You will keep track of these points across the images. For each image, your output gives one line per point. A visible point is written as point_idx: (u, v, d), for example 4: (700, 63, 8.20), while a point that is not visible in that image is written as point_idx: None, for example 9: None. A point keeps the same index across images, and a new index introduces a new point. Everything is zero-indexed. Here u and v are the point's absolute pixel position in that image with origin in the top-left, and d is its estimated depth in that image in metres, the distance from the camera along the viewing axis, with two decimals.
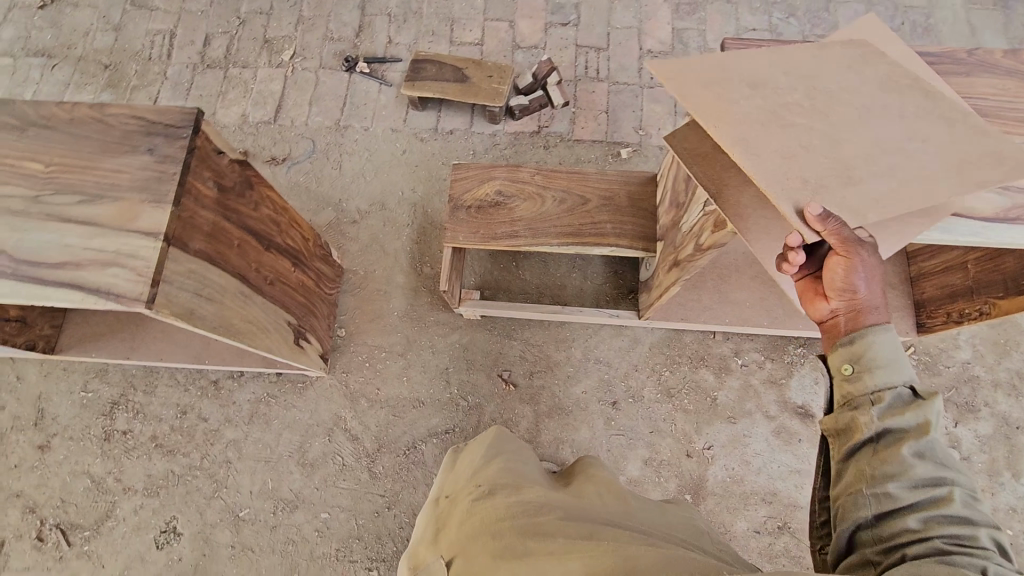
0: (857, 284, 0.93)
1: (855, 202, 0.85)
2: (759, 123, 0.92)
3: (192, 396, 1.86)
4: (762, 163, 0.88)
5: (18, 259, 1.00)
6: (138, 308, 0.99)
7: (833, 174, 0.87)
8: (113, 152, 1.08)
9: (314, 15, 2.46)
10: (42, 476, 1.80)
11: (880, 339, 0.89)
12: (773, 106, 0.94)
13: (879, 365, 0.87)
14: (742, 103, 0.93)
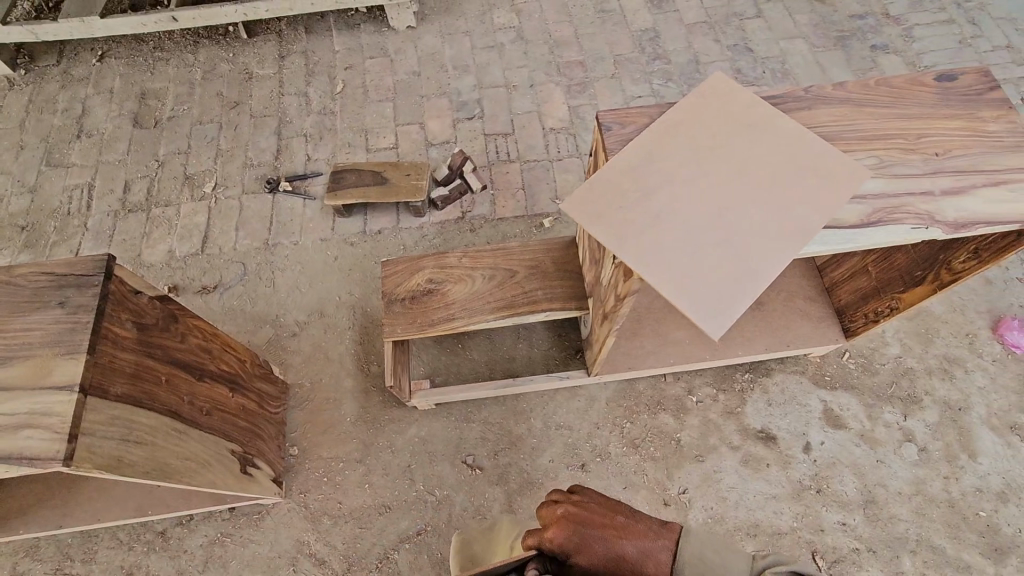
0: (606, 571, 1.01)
1: (657, 261, 1.10)
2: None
3: (138, 554, 1.74)
4: None
5: None
6: (56, 467, 0.97)
7: None
8: (21, 312, 1.07)
9: (233, 147, 2.56)
10: None
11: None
12: None
13: None
14: None
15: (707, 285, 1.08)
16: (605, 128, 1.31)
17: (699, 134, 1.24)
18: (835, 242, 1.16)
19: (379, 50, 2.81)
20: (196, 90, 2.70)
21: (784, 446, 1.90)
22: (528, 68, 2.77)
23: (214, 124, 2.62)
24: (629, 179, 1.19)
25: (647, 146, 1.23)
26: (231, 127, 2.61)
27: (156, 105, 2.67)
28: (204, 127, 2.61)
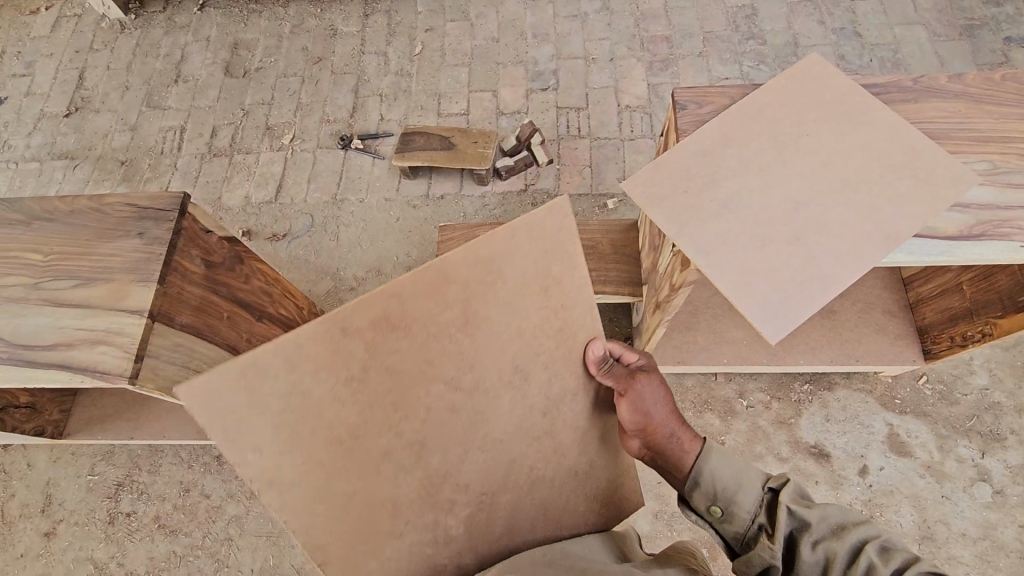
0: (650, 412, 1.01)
1: (720, 257, 1.03)
2: (377, 515, 0.84)
3: (195, 473, 1.89)
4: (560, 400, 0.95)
5: (17, 344, 1.09)
6: (122, 384, 1.05)
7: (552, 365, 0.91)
8: (106, 238, 1.16)
9: (312, 102, 2.64)
10: (48, 564, 1.81)
11: (715, 462, 1.01)
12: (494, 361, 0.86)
13: (734, 490, 0.98)
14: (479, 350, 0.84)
15: (771, 285, 1.00)
16: (679, 107, 1.23)
17: (783, 122, 1.14)
18: (926, 254, 1.05)
19: (460, 14, 2.78)
20: (284, 43, 2.79)
21: (837, 465, 1.78)
22: (610, 41, 2.66)
23: (297, 78, 2.70)
24: (700, 163, 1.12)
25: (724, 128, 1.15)
26: (312, 82, 2.68)
27: (247, 56, 2.78)
28: (288, 79, 2.70)
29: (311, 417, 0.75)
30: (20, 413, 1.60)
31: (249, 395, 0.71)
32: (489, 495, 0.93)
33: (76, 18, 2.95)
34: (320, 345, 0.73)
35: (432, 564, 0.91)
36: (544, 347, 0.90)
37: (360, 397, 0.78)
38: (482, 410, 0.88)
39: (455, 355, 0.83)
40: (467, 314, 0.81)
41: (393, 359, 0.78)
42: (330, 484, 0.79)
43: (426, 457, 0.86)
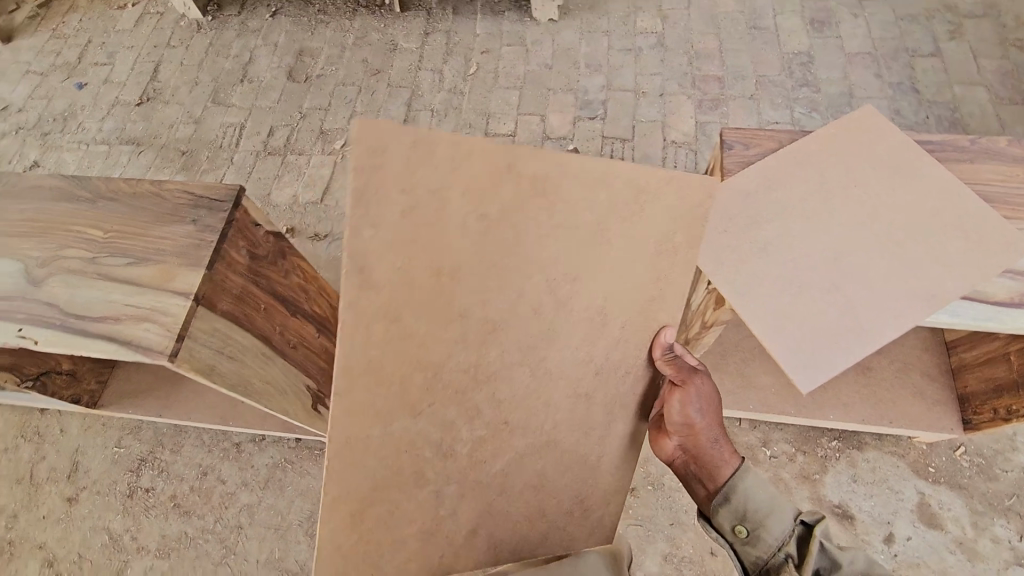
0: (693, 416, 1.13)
1: (752, 302, 1.02)
2: (410, 355, 0.96)
3: (214, 457, 1.93)
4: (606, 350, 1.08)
5: (69, 312, 1.15)
6: (162, 361, 1.10)
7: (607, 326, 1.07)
8: (162, 221, 1.22)
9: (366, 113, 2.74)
10: (67, 528, 1.87)
11: (751, 483, 1.10)
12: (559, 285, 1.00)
13: (766, 515, 1.07)
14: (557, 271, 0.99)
15: (805, 333, 0.99)
16: (726, 146, 1.20)
17: (830, 172, 1.13)
18: (969, 317, 1.02)
19: (517, 39, 2.86)
20: (345, 54, 2.92)
21: (861, 529, 1.71)
22: (661, 77, 2.69)
23: (354, 87, 2.81)
24: (739, 205, 1.11)
25: (767, 172, 1.15)
26: (369, 92, 2.79)
27: (310, 63, 2.91)
28: (346, 88, 2.81)
29: (420, 240, 0.88)
30: (60, 378, 1.68)
31: (404, 165, 0.83)
32: (505, 401, 1.06)
33: (158, 16, 3.16)
34: (479, 171, 0.88)
35: (437, 454, 1.05)
36: (625, 296, 1.05)
37: (468, 243, 0.92)
38: (542, 321, 1.03)
39: (547, 257, 0.98)
40: (564, 242, 0.97)
41: (499, 239, 0.94)
42: (394, 300, 0.90)
43: (474, 328, 0.99)
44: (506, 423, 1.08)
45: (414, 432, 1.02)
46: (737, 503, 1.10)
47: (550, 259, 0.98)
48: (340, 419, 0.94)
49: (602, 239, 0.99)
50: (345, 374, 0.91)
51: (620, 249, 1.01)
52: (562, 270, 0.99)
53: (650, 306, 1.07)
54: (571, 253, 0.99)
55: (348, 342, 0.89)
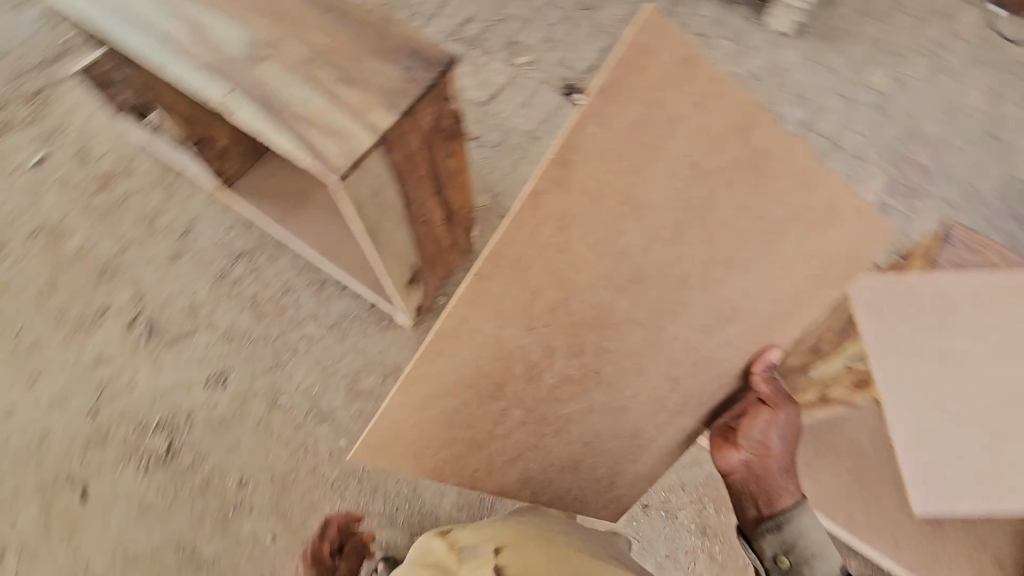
0: (772, 440, 1.24)
1: (896, 416, 1.08)
2: (556, 272, 0.96)
3: (300, 282, 2.00)
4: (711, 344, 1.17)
5: (272, 98, 1.19)
6: (329, 178, 1.11)
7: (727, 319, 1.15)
8: (377, 55, 1.23)
9: (569, 35, 2.61)
10: (162, 278, 2.03)
11: (808, 521, 1.19)
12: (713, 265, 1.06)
13: (815, 553, 1.17)
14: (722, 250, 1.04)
15: (929, 464, 1.07)
16: (950, 240, 1.33)
17: (1003, 317, 1.13)
18: None
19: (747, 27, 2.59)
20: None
21: None
22: (868, 141, 2.31)
23: (564, 8, 2.68)
24: (900, 316, 1.13)
25: (940, 294, 1.14)
26: (572, 22, 2.64)
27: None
28: (555, 7, 2.69)
29: (643, 156, 0.89)
30: (205, 153, 1.83)
31: (661, 79, 0.83)
32: (607, 350, 1.11)
33: None
34: (720, 121, 0.89)
35: (528, 374, 1.08)
36: (764, 300, 1.14)
37: (671, 188, 0.93)
38: (680, 292, 1.08)
39: (721, 234, 1.02)
40: (744, 223, 1.02)
41: (700, 191, 0.95)
42: (575, 212, 0.90)
43: (623, 271, 1.01)
44: (591, 377, 1.14)
45: (518, 344, 1.03)
46: (790, 534, 1.19)
47: (724, 235, 1.02)
48: (464, 304, 0.93)
49: (775, 240, 1.05)
50: (497, 259, 0.91)
51: (784, 253, 1.07)
52: (726, 251, 1.05)
53: (773, 323, 1.19)
54: (743, 238, 1.04)
55: (520, 229, 0.89)
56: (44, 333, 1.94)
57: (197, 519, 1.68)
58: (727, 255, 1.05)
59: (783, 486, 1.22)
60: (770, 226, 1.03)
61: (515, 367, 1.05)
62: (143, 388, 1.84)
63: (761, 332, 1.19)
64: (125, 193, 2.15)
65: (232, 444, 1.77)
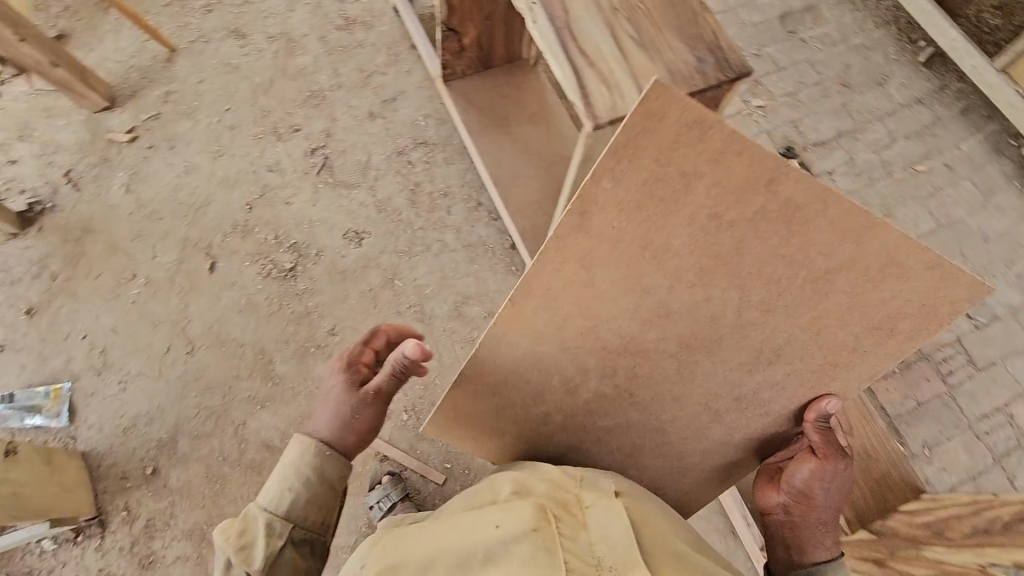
0: (818, 489, 1.06)
1: None
2: (583, 298, 0.91)
3: (461, 194, 2.06)
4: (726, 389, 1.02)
5: (570, 26, 1.16)
6: (586, 123, 1.08)
7: (768, 365, 0.98)
8: (679, 35, 1.17)
9: (825, 95, 2.38)
10: (353, 127, 2.13)
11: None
12: (750, 314, 0.92)
13: None
14: (758, 302, 0.90)
15: None
16: None
17: None
18: None
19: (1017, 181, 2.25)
20: (864, 35, 2.51)
21: None
22: None
23: (834, 68, 2.44)
24: None
25: None
26: (834, 85, 2.40)
27: (832, 13, 2.56)
28: (825, 62, 2.45)
29: (663, 203, 0.81)
30: (449, 41, 1.92)
31: (670, 143, 0.75)
32: (640, 376, 1.02)
33: None
34: (741, 175, 0.77)
35: (562, 384, 1.03)
36: (807, 355, 0.96)
37: (691, 235, 0.84)
38: (710, 333, 0.95)
39: (763, 282, 0.88)
40: (805, 267, 0.85)
41: (738, 236, 0.83)
42: (599, 253, 0.86)
43: (651, 305, 0.92)
44: (629, 402, 1.06)
45: (551, 362, 1.00)
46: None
47: (766, 286, 0.88)
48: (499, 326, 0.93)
49: (826, 285, 0.87)
50: (526, 287, 0.89)
51: (835, 301, 0.89)
52: (767, 300, 0.90)
53: (828, 372, 0.98)
54: (791, 287, 0.88)
55: (542, 267, 0.86)
56: (242, 119, 2.08)
57: (284, 339, 1.81)
58: (777, 307, 0.91)
59: (821, 535, 1.07)
60: (814, 276, 0.86)
61: (551, 378, 1.02)
62: (296, 209, 1.98)
63: (812, 381, 0.99)
64: (360, 41, 2.27)
65: (341, 295, 1.89)
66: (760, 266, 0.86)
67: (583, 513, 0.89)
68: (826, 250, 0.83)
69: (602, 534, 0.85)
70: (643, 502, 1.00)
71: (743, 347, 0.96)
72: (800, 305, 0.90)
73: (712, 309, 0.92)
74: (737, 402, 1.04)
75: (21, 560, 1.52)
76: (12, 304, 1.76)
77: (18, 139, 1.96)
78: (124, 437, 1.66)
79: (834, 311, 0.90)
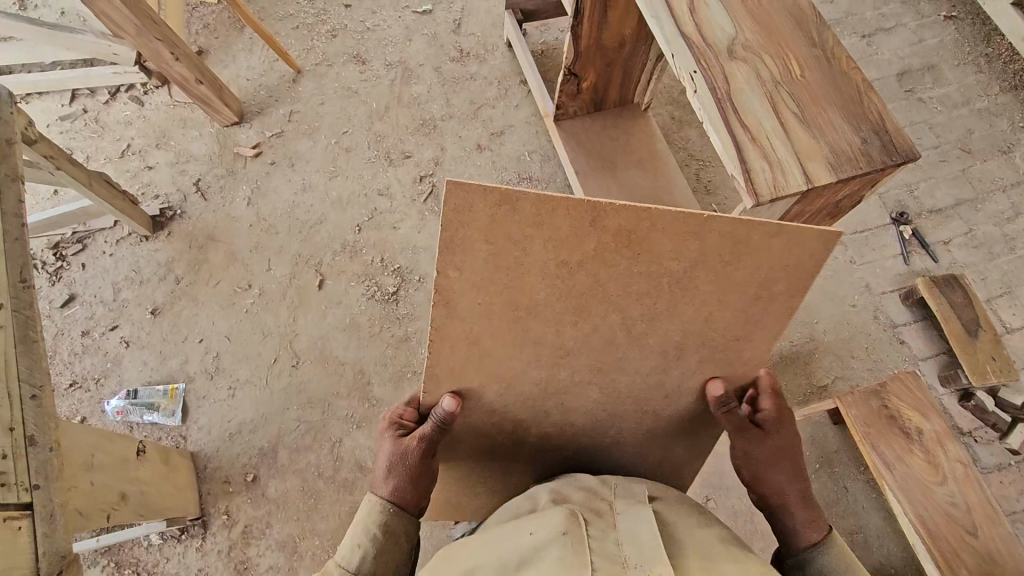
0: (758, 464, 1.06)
1: None
2: (486, 367, 0.96)
3: None
4: (647, 396, 1.04)
5: (731, 97, 1.15)
6: (746, 199, 1.07)
7: (680, 364, 0.98)
8: (842, 113, 1.16)
9: (944, 159, 2.28)
10: (460, 157, 2.18)
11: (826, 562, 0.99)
12: (635, 331, 0.92)
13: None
14: (635, 317, 0.90)
15: None
16: None
17: None
18: None
19: None
20: (988, 98, 2.40)
21: None
22: None
23: (956, 132, 2.34)
24: None
25: None
26: (952, 152, 2.30)
27: (955, 73, 2.46)
28: (945, 126, 2.35)
29: (511, 270, 0.83)
30: (567, 84, 1.95)
31: (487, 220, 0.78)
32: (571, 406, 1.06)
33: None
34: (563, 225, 0.78)
35: (510, 427, 1.10)
36: (708, 342, 0.94)
37: (547, 286, 0.85)
38: (613, 356, 0.96)
39: (642, 296, 0.87)
40: (670, 276, 0.84)
41: (597, 269, 0.83)
42: (475, 328, 0.90)
43: (546, 350, 0.94)
44: (566, 424, 1.10)
45: (490, 421, 1.08)
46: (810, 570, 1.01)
47: (635, 305, 0.88)
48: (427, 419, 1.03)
49: (687, 286, 0.86)
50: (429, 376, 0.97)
51: (703, 292, 0.86)
52: (641, 314, 0.89)
53: (740, 351, 0.95)
54: (661, 297, 0.87)
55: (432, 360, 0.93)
56: (357, 142, 2.17)
57: (383, 361, 1.86)
58: (658, 320, 0.90)
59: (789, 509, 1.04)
60: (666, 282, 0.85)
61: (497, 432, 1.11)
62: (402, 234, 2.04)
63: (728, 359, 0.97)
64: (473, 73, 2.33)
65: None
66: (623, 290, 0.86)
67: (613, 518, 0.89)
68: (667, 255, 0.82)
69: (629, 535, 0.84)
70: (683, 503, 0.98)
71: (649, 357, 0.96)
72: (675, 309, 0.89)
73: (600, 335, 0.93)
74: (663, 404, 1.06)
75: (129, 551, 1.61)
76: (140, 303, 1.88)
77: (155, 147, 2.09)
78: (229, 442, 1.74)
79: (712, 303, 0.88)
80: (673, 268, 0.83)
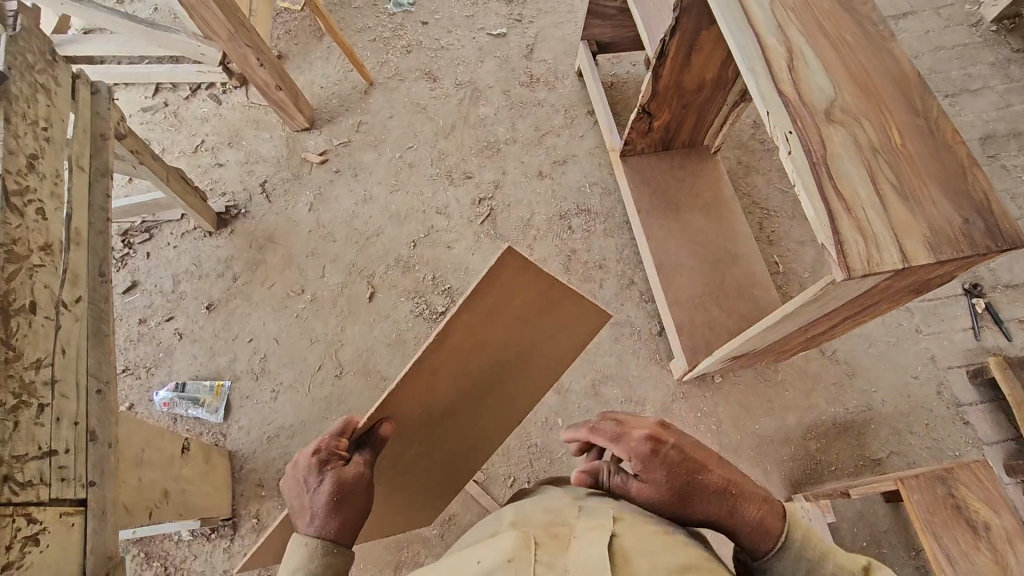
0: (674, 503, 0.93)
1: None
2: (423, 396, 1.04)
3: (616, 270, 2.04)
4: (474, 430, 1.27)
5: (826, 163, 1.11)
6: (837, 272, 1.02)
7: (503, 407, 1.25)
8: (945, 190, 1.10)
9: None
10: (521, 183, 2.17)
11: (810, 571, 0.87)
12: (500, 379, 1.16)
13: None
14: (508, 368, 1.15)
15: None
16: None
17: None
18: None
19: None
20: None
21: None
22: None
23: None
24: None
25: None
26: None
27: None
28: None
29: (478, 318, 0.97)
30: (640, 122, 1.91)
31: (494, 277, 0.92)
32: (435, 438, 1.19)
33: None
34: (530, 286, 0.97)
35: (392, 457, 1.14)
36: (522, 388, 1.25)
37: (493, 334, 1.03)
38: (481, 395, 1.17)
39: (520, 344, 1.11)
40: (537, 340, 1.12)
41: (522, 327, 1.06)
42: (434, 363, 0.98)
43: (459, 385, 1.09)
44: (425, 454, 1.22)
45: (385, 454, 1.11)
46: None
47: (513, 359, 1.13)
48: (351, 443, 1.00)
49: (542, 348, 1.15)
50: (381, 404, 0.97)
51: (543, 353, 1.17)
52: (512, 366, 1.15)
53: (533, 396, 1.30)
54: (524, 355, 1.14)
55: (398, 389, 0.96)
56: (421, 159, 2.18)
57: None
58: (515, 370, 1.17)
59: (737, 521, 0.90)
60: (537, 344, 1.13)
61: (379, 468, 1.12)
62: (456, 254, 2.03)
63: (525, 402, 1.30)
64: (541, 99, 2.32)
65: None
66: (515, 347, 1.10)
67: (567, 540, 0.78)
68: (553, 326, 1.10)
69: (579, 559, 0.73)
70: (644, 523, 0.84)
71: (492, 398, 1.21)
72: (525, 363, 1.17)
73: (481, 382, 1.13)
74: (477, 434, 1.29)
75: (159, 544, 1.62)
76: (196, 297, 1.92)
77: (227, 145, 2.15)
78: (267, 445, 1.74)
79: (543, 361, 1.19)
80: (548, 335, 1.11)
